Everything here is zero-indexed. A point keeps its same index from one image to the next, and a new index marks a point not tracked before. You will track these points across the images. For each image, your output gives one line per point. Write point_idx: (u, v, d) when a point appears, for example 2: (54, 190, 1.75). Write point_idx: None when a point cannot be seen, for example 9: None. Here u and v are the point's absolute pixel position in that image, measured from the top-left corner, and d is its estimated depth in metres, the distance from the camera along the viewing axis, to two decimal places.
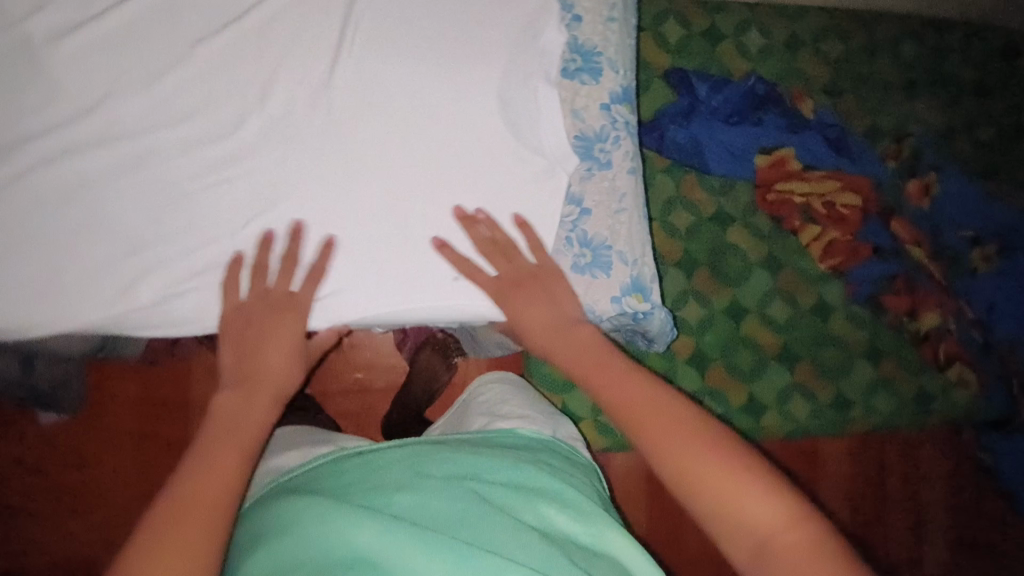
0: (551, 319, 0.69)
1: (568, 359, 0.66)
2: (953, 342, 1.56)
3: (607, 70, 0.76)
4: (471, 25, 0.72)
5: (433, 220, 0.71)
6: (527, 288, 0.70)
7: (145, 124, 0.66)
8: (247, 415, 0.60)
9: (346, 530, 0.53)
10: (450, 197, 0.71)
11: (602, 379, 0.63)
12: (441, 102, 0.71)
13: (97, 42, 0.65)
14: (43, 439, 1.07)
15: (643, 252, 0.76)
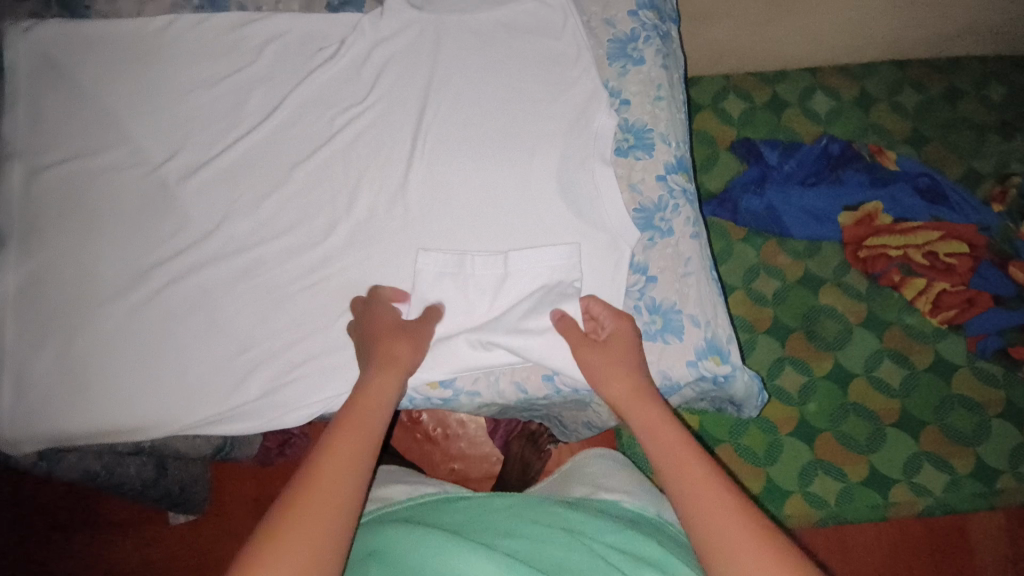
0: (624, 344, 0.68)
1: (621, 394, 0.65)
2: None
3: (660, 144, 0.80)
4: (530, 121, 0.79)
5: (504, 297, 0.74)
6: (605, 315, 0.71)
7: (253, 236, 0.76)
8: (361, 416, 0.59)
9: (466, 565, 0.55)
10: (519, 274, 0.75)
11: (644, 410, 0.63)
12: (507, 191, 0.77)
13: (217, 174, 0.77)
14: (171, 538, 1.15)
15: (716, 315, 0.75)
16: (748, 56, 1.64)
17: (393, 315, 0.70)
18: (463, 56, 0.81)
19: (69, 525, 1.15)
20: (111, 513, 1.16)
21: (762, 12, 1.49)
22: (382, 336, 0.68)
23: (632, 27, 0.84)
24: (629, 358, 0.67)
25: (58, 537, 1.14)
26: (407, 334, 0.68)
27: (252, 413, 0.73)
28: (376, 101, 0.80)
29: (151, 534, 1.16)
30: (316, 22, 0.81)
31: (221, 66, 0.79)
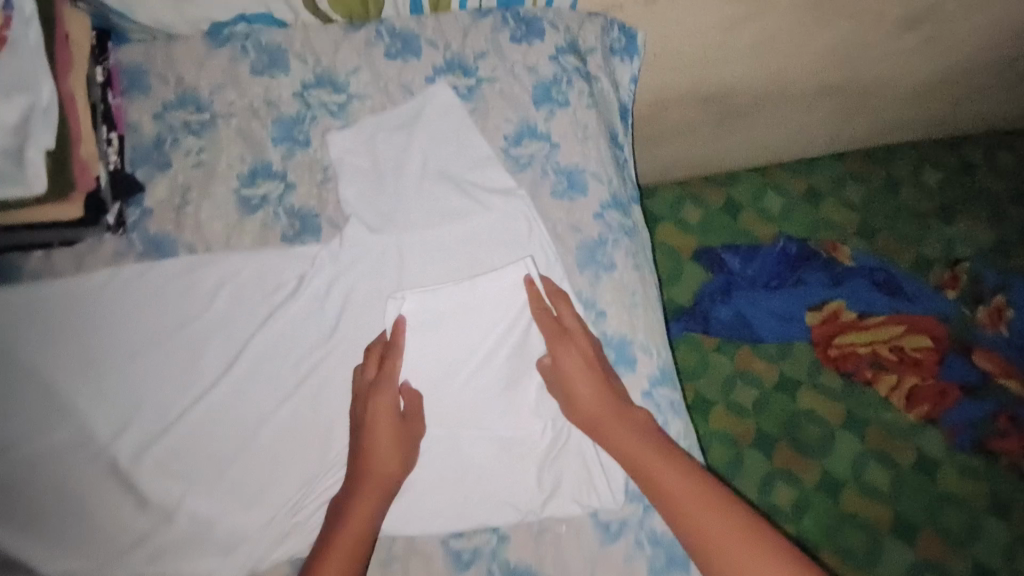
0: (586, 369, 0.72)
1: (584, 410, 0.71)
2: None
3: (641, 356, 0.77)
4: (507, 350, 0.77)
5: (502, 525, 0.72)
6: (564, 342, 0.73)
7: (216, 512, 0.69)
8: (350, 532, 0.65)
9: None
10: (509, 496, 0.73)
11: (617, 434, 0.70)
12: (493, 420, 0.76)
13: (171, 445, 0.70)
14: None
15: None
16: (694, 161, 1.61)
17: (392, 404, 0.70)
18: (427, 277, 0.78)
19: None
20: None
21: (711, 124, 1.41)
22: (383, 443, 0.69)
23: (599, 230, 0.81)
24: (600, 378, 0.72)
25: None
26: (400, 440, 0.70)
27: None
28: (339, 341, 0.75)
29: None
30: (271, 259, 0.77)
31: (172, 318, 0.74)
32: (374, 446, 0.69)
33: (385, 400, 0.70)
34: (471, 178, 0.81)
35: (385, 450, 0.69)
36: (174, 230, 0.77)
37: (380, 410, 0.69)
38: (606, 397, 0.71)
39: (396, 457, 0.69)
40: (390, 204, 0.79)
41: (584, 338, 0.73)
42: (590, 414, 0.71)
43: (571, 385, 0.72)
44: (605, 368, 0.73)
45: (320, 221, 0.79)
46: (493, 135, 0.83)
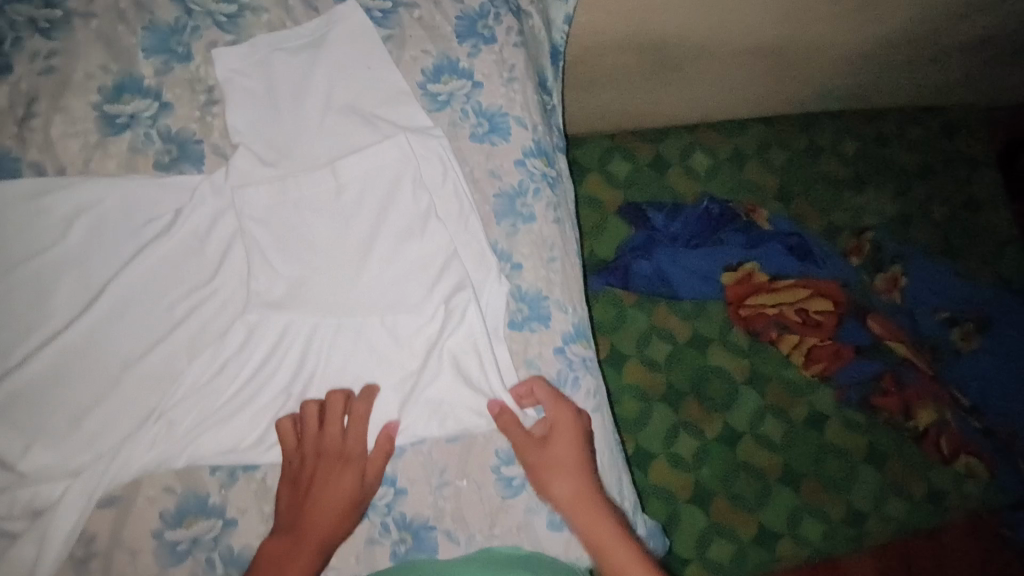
0: (561, 423, 0.70)
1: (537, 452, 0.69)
2: (955, 433, 1.35)
3: (556, 312, 0.75)
4: (393, 232, 0.72)
5: (405, 467, 0.71)
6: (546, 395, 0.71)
7: (69, 466, 0.63)
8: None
9: None
10: (392, 415, 0.70)
11: (585, 511, 0.66)
12: (388, 356, 0.71)
13: (9, 394, 0.62)
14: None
15: (620, 486, 0.77)
16: (634, 117, 1.51)
17: (355, 478, 0.65)
18: (320, 215, 0.71)
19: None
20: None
21: (648, 74, 1.34)
22: (330, 506, 0.63)
23: (521, 178, 0.76)
24: (579, 453, 0.69)
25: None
26: (351, 497, 0.64)
27: None
28: (219, 287, 0.68)
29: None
30: (139, 187, 0.67)
31: (13, 250, 0.64)
32: (319, 497, 0.64)
33: (348, 476, 0.65)
34: (380, 113, 0.74)
35: (330, 503, 0.64)
36: (17, 146, 0.65)
37: (333, 461, 0.65)
38: (565, 446, 0.69)
39: (338, 515, 0.64)
40: (284, 136, 0.71)
41: (570, 413, 0.71)
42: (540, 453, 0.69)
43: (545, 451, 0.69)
44: (587, 443, 0.70)
45: (203, 148, 0.69)
46: (409, 67, 0.76)
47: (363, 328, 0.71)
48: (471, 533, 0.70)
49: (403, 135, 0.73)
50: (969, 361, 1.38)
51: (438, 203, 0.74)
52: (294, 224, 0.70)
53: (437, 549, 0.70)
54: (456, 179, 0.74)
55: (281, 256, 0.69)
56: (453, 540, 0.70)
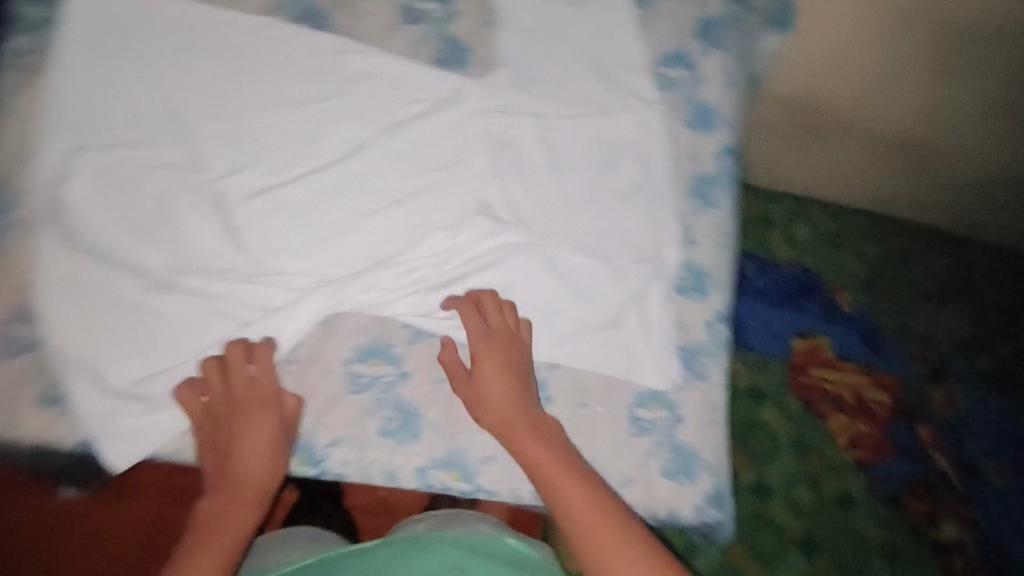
0: (497, 350, 0.72)
1: (496, 401, 0.71)
2: (971, 560, 1.29)
3: (715, 291, 0.83)
4: (605, 179, 0.81)
5: (557, 381, 0.77)
6: (501, 340, 0.72)
7: (294, 280, 0.71)
8: (239, 515, 0.66)
9: None
10: (565, 329, 0.77)
11: (537, 456, 0.69)
12: (575, 281, 0.78)
13: (273, 205, 0.71)
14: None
15: (720, 463, 0.80)
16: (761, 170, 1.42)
17: (506, 359, 0.72)
18: (551, 144, 0.79)
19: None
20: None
21: (796, 132, 1.29)
22: (497, 399, 0.71)
23: (715, 169, 0.85)
24: (519, 399, 0.71)
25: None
26: (510, 379, 0.71)
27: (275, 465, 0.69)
28: (462, 174, 0.76)
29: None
30: (419, 74, 0.76)
31: (306, 88, 0.73)
32: (494, 377, 0.71)
33: (514, 360, 0.72)
34: (620, 76, 0.83)
35: (499, 385, 0.71)
36: (332, 7, 0.75)
37: (488, 347, 0.72)
38: (508, 385, 0.71)
39: (509, 394, 0.71)
40: (537, 67, 0.80)
41: (474, 334, 0.72)
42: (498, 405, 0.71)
43: (474, 394, 0.71)
44: (513, 384, 0.71)
45: (472, 56, 0.79)
46: (650, 46, 0.85)
47: (560, 251, 0.78)
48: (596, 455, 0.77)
49: (640, 103, 0.83)
50: (998, 493, 1.34)
51: (655, 169, 0.82)
52: (526, 142, 0.78)
53: None
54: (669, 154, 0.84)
55: (507, 165, 0.77)
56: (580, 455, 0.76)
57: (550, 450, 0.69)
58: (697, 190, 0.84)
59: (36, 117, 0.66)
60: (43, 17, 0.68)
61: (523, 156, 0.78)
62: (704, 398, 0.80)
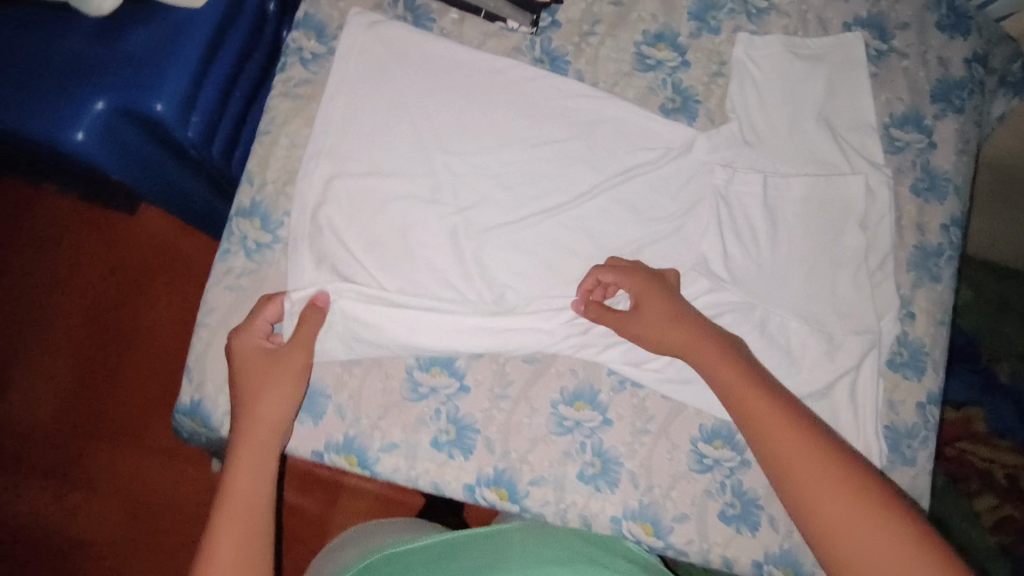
0: (666, 298, 0.69)
1: (671, 344, 0.68)
2: None
3: (930, 371, 0.78)
4: (824, 241, 0.77)
5: None
6: (645, 281, 0.69)
7: (526, 315, 0.71)
8: (258, 457, 0.60)
9: None
10: None
11: (751, 401, 0.64)
12: (785, 345, 0.75)
13: (505, 241, 0.72)
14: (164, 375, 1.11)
15: None
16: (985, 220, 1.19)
17: (663, 298, 0.69)
18: (772, 201, 0.77)
19: (70, 344, 1.12)
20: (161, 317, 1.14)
21: None
22: (663, 332, 0.68)
23: (941, 240, 0.80)
24: (704, 341, 0.68)
25: (111, 324, 1.13)
26: (671, 314, 0.68)
27: (474, 495, 0.70)
28: (684, 228, 0.75)
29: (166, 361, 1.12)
30: (651, 123, 0.76)
31: (544, 129, 0.74)
32: (645, 308, 0.69)
33: (670, 299, 0.69)
34: (847, 136, 0.80)
35: (654, 312, 0.69)
36: (572, 53, 0.76)
37: (634, 274, 0.70)
38: (688, 327, 0.68)
39: (668, 325, 0.68)
40: (765, 123, 0.78)
41: (643, 277, 0.70)
42: (684, 346, 0.68)
43: (634, 328, 0.69)
44: (675, 320, 0.68)
45: (700, 109, 0.78)
46: (881, 107, 0.82)
47: (774, 313, 0.75)
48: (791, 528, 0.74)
49: (870, 165, 0.79)
50: None
51: (878, 235, 0.79)
52: (747, 197, 0.77)
53: (757, 529, 0.73)
54: (894, 223, 0.80)
55: (726, 219, 0.76)
56: (775, 526, 0.73)
57: (745, 383, 0.65)
58: (919, 261, 0.80)
59: (304, 144, 0.71)
60: (318, 51, 0.72)
61: (743, 212, 0.77)
62: (909, 485, 0.75)
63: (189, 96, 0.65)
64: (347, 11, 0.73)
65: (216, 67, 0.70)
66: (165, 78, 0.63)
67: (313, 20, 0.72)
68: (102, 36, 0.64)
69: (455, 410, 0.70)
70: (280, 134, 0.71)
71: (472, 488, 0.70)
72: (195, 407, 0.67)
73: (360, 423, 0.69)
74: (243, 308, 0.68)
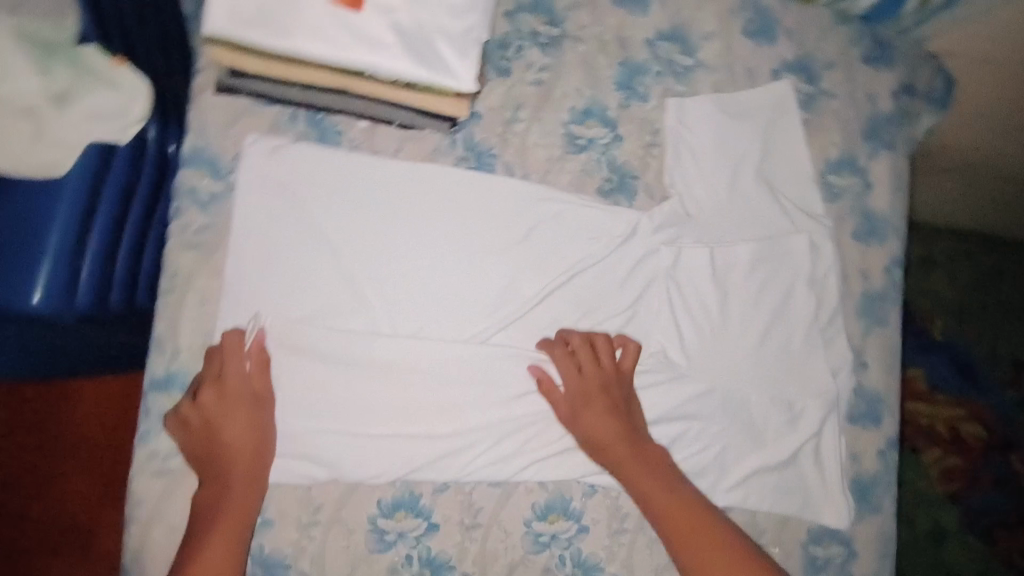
0: (608, 392, 0.68)
1: (601, 436, 0.67)
2: None
3: (888, 416, 0.79)
4: (776, 304, 0.76)
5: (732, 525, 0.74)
6: (586, 378, 0.67)
7: (482, 448, 0.68)
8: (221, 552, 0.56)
9: None
10: (742, 472, 0.73)
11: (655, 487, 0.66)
12: (749, 418, 0.74)
13: (454, 365, 0.67)
14: (78, 464, 0.91)
15: None
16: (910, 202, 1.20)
17: (601, 397, 0.67)
18: (721, 270, 0.75)
19: None
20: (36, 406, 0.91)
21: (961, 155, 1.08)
22: (601, 433, 0.67)
23: (885, 283, 0.81)
24: (630, 432, 0.68)
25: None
26: (606, 410, 0.67)
27: None
28: (638, 316, 0.72)
29: (66, 451, 0.91)
30: (591, 211, 0.72)
31: (480, 235, 0.69)
32: (585, 411, 0.67)
33: (611, 392, 0.68)
34: (788, 191, 0.78)
35: (595, 415, 0.67)
36: (498, 144, 0.70)
37: (577, 366, 0.68)
38: (618, 420, 0.67)
39: (607, 424, 0.67)
40: (706, 191, 0.75)
41: (583, 368, 0.68)
42: (601, 435, 0.67)
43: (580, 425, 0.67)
44: (612, 418, 0.67)
45: (638, 184, 0.74)
46: (817, 154, 0.80)
47: (736, 388, 0.74)
48: None
49: (812, 219, 0.78)
50: None
51: (827, 290, 0.78)
52: (696, 271, 0.74)
53: None
54: (841, 274, 0.79)
55: (676, 298, 0.73)
56: None
57: (648, 471, 0.67)
58: (867, 307, 0.80)
59: (214, 298, 0.63)
60: (215, 189, 0.64)
61: (693, 286, 0.74)
62: (878, 532, 0.77)
63: (71, 279, 0.59)
64: (241, 138, 0.64)
65: (96, 227, 0.61)
66: (36, 272, 0.56)
67: (204, 154, 0.64)
68: None
69: (427, 550, 0.67)
70: (188, 291, 0.62)
71: None
72: None
73: None
74: (176, 493, 0.61)
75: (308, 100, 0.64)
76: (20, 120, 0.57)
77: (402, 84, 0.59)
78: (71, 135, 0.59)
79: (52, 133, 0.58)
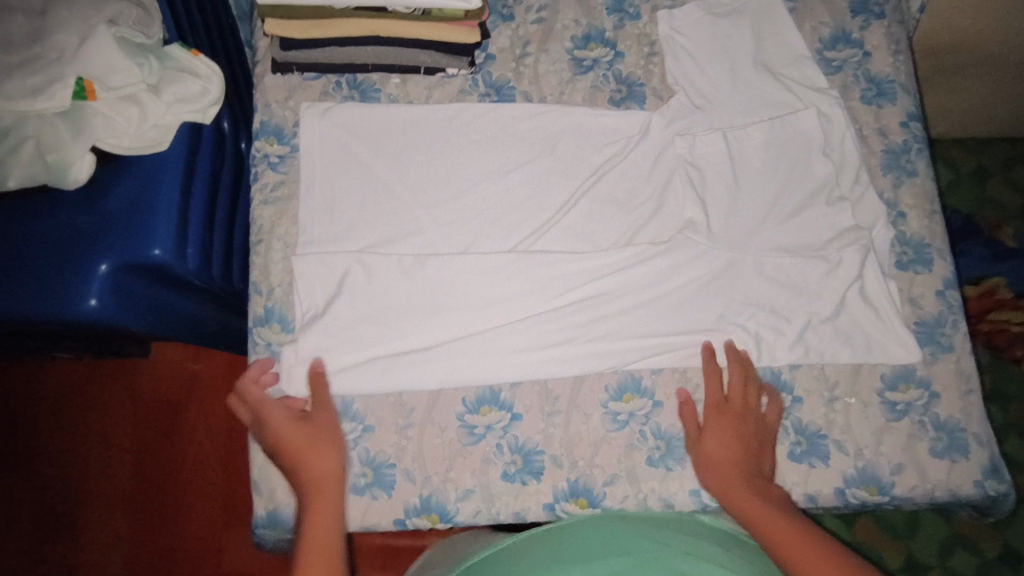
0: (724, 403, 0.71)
1: (716, 447, 0.68)
2: None
3: (937, 259, 0.81)
4: (797, 170, 0.81)
5: (801, 382, 0.77)
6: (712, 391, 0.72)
7: (550, 339, 0.74)
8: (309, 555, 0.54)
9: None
10: (798, 328, 0.76)
11: (744, 492, 0.63)
12: (793, 277, 0.78)
13: (513, 264, 0.74)
14: (213, 439, 1.11)
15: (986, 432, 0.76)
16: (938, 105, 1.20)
17: (718, 413, 0.70)
18: (737, 149, 0.81)
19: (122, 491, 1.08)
20: (174, 393, 1.12)
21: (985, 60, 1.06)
22: (717, 448, 0.68)
23: (905, 137, 0.84)
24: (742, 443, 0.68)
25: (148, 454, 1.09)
26: (726, 421, 0.70)
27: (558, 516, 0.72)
28: (667, 204, 0.79)
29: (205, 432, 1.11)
30: (606, 119, 0.80)
31: (513, 155, 0.78)
32: (705, 432, 0.70)
33: (729, 402, 0.71)
34: (787, 72, 0.84)
35: (713, 435, 0.69)
36: (514, 78, 0.81)
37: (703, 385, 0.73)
38: (732, 433, 0.69)
39: (724, 441, 0.68)
40: (710, 85, 0.82)
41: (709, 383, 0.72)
42: (711, 449, 0.68)
43: (701, 442, 0.69)
44: (735, 439, 0.68)
45: (646, 90, 0.82)
46: (809, 35, 0.86)
47: (775, 251, 0.78)
48: (860, 447, 0.75)
49: (817, 90, 0.83)
50: None
51: (845, 149, 0.82)
52: (714, 154, 0.80)
53: (828, 458, 0.75)
54: (855, 134, 0.83)
55: (697, 180, 0.79)
56: (844, 451, 0.75)
57: (733, 470, 0.66)
58: (891, 160, 0.83)
59: (296, 242, 0.74)
60: (284, 153, 0.77)
61: (712, 170, 0.80)
62: (954, 371, 0.78)
63: (179, 236, 0.69)
64: (298, 108, 0.78)
65: (196, 200, 0.73)
66: (154, 229, 0.67)
67: (270, 127, 0.77)
68: (85, 204, 0.67)
69: (515, 439, 0.73)
70: (273, 239, 0.74)
71: (551, 506, 0.71)
72: (272, 517, 0.69)
73: (431, 481, 0.71)
74: None
75: (347, 65, 0.78)
76: (126, 105, 0.67)
77: (418, 14, 0.72)
78: (167, 117, 0.69)
79: (153, 117, 0.68)
